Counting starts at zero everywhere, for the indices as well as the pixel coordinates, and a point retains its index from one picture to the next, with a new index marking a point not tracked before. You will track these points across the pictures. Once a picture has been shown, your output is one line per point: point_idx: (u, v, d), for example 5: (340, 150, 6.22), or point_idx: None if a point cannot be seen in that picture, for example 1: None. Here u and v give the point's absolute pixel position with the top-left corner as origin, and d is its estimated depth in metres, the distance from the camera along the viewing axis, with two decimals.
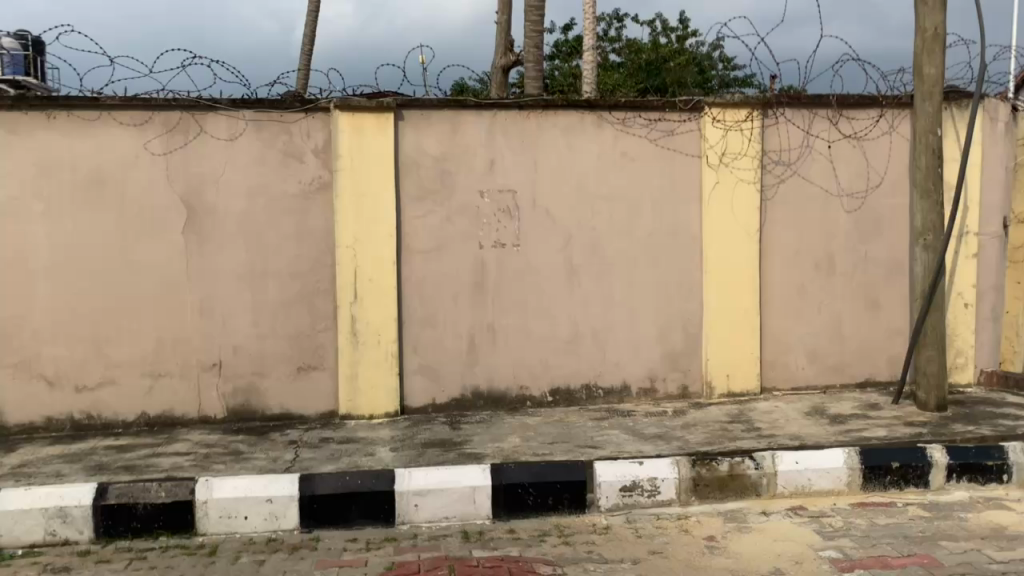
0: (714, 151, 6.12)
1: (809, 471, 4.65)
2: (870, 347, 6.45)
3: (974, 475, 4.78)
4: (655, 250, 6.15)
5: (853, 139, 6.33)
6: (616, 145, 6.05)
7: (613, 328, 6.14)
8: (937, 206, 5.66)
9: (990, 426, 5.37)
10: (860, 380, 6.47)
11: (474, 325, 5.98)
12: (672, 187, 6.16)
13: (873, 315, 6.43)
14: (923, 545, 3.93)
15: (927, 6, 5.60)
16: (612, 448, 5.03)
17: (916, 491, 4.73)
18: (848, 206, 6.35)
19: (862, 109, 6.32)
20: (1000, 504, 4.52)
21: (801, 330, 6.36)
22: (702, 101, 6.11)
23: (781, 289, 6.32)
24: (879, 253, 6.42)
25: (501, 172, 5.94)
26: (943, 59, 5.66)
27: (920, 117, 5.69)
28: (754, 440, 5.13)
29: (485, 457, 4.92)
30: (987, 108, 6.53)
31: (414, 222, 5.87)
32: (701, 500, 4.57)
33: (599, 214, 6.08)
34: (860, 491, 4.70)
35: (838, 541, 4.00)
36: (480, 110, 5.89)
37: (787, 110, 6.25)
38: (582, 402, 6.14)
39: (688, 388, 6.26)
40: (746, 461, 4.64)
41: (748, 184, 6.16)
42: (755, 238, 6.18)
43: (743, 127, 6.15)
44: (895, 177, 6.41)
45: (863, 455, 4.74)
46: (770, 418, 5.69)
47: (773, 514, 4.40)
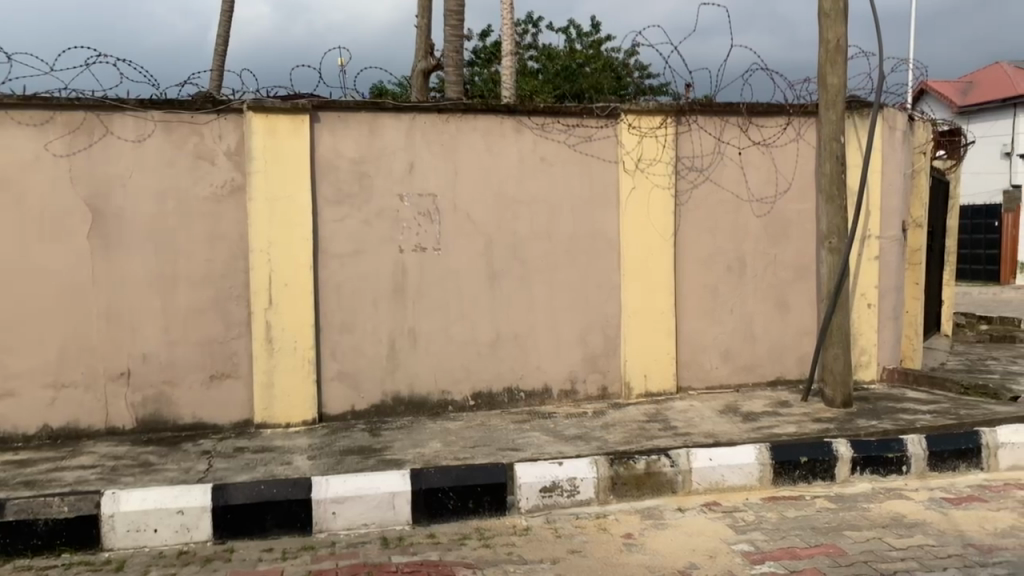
0: (630, 157, 6.24)
1: (722, 467, 4.78)
2: (780, 347, 6.67)
3: (877, 467, 5.00)
4: (573, 254, 6.23)
5: (762, 146, 6.55)
6: (536, 150, 6.11)
7: (533, 331, 6.18)
8: (841, 210, 5.90)
9: (891, 420, 5.63)
10: (772, 379, 6.68)
11: (394, 330, 5.94)
12: (590, 191, 6.24)
13: (782, 316, 6.65)
14: (829, 535, 4.09)
15: (830, 18, 5.85)
16: (532, 450, 5.07)
17: (823, 484, 4.92)
18: (758, 210, 6.57)
19: (770, 117, 6.55)
20: (900, 494, 4.74)
21: (715, 331, 6.53)
22: (618, 107, 6.23)
23: (695, 291, 6.48)
24: (787, 256, 6.65)
25: (421, 176, 5.92)
26: (845, 69, 5.91)
27: (825, 125, 5.92)
28: (670, 439, 5.24)
29: (405, 463, 4.89)
30: (886, 117, 6.85)
31: (331, 226, 5.79)
32: (619, 499, 4.64)
33: (519, 218, 6.12)
34: (771, 486, 4.85)
35: (749, 535, 4.12)
36: (399, 113, 5.86)
37: (699, 117, 6.42)
38: (504, 406, 6.16)
39: (607, 389, 6.35)
40: (662, 459, 4.74)
41: (663, 189, 6.30)
42: (670, 242, 6.32)
43: (657, 133, 6.29)
44: (802, 183, 6.65)
45: (773, 451, 4.90)
46: (686, 417, 5.82)
47: (688, 510, 4.51)
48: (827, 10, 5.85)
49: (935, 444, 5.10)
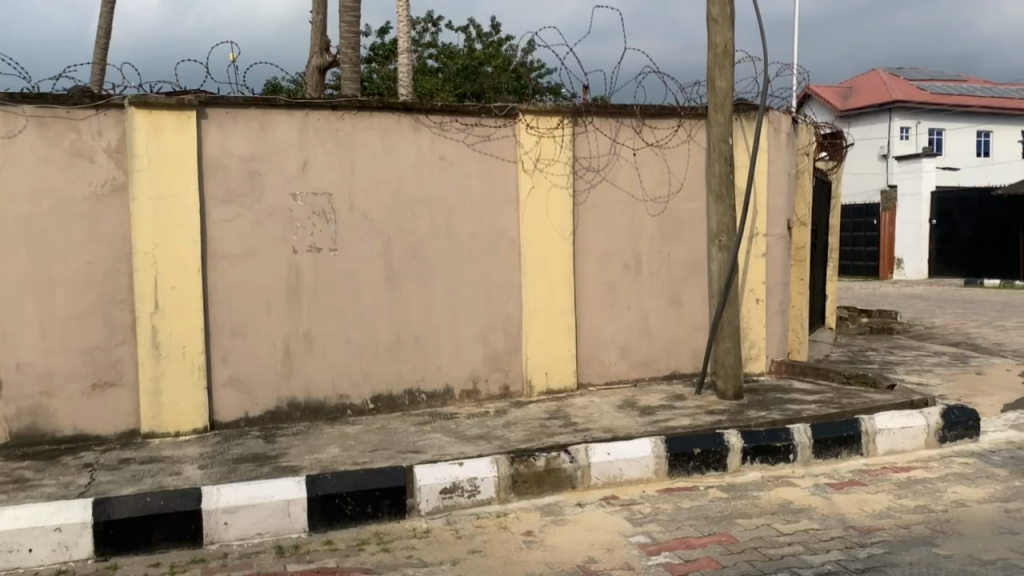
0: (529, 157, 6.27)
1: (619, 461, 4.86)
2: (675, 342, 6.85)
3: (766, 456, 5.18)
4: (473, 253, 6.22)
5: (655, 147, 6.70)
6: (433, 149, 6.06)
7: (434, 331, 6.14)
8: (730, 209, 6.11)
9: (779, 410, 5.85)
10: (667, 373, 6.85)
11: (289, 333, 5.79)
12: (489, 191, 6.25)
13: (676, 312, 6.83)
14: (721, 524, 4.21)
15: (717, 23, 6.03)
16: (433, 451, 5.03)
17: (716, 475, 5.07)
18: (652, 210, 6.72)
19: (663, 119, 6.71)
20: (787, 481, 4.94)
21: (613, 328, 6.65)
22: (516, 107, 6.26)
23: (594, 289, 6.58)
24: (681, 254, 6.83)
25: (315, 174, 5.79)
26: (733, 73, 6.11)
27: (714, 127, 6.12)
28: (570, 435, 5.30)
29: (302, 469, 4.77)
30: (772, 119, 7.13)
31: (220, 227, 5.60)
32: (519, 497, 4.66)
33: (418, 217, 6.06)
34: (667, 478, 4.97)
35: (646, 527, 4.21)
36: (291, 110, 5.72)
37: (595, 118, 6.52)
38: (404, 408, 6.09)
39: (509, 388, 6.37)
40: (561, 455, 4.79)
41: (560, 188, 6.37)
42: (568, 241, 6.40)
43: (555, 134, 6.35)
44: (693, 182, 6.85)
45: (668, 443, 5.02)
46: (586, 413, 5.90)
47: (587, 505, 4.56)
48: (715, 15, 6.04)
49: (818, 432, 5.34)
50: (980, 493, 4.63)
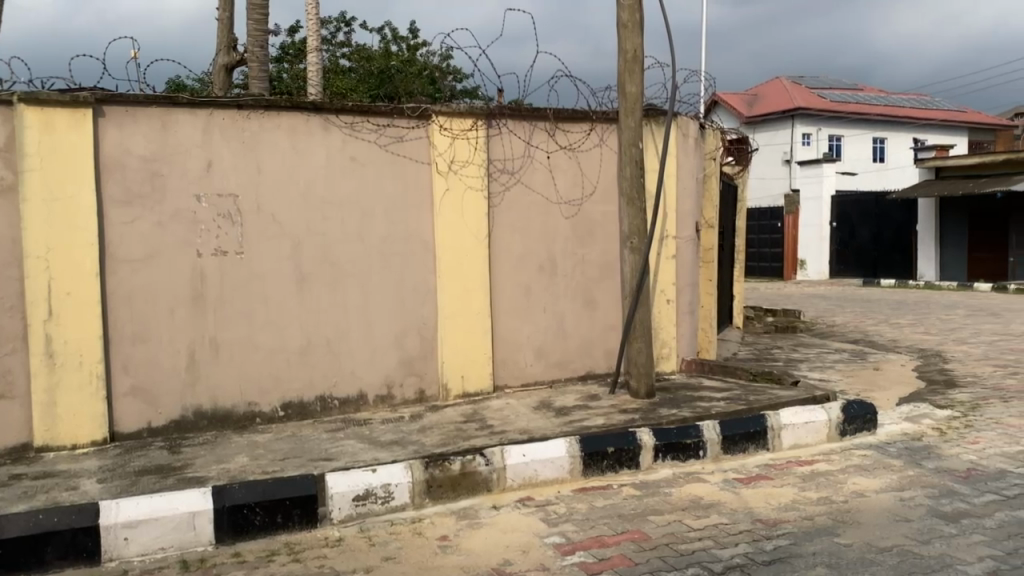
0: (442, 158, 6.23)
1: (534, 462, 4.88)
2: (589, 343, 6.93)
3: (677, 453, 5.29)
4: (387, 256, 6.13)
5: (568, 151, 6.77)
6: (344, 149, 5.96)
7: (347, 336, 6.04)
8: (641, 212, 6.21)
9: (690, 408, 5.99)
10: (582, 374, 6.92)
11: (194, 339, 5.59)
12: (403, 193, 6.17)
13: (590, 313, 6.91)
14: (634, 521, 4.27)
15: (627, 29, 6.13)
16: (346, 458, 4.94)
17: (630, 473, 5.14)
18: (566, 212, 6.78)
19: (575, 123, 6.78)
20: (698, 477, 5.05)
21: (528, 330, 6.67)
22: (429, 109, 6.21)
23: (508, 292, 6.59)
24: (594, 256, 6.92)
25: (220, 175, 5.61)
26: (642, 79, 6.22)
27: (625, 131, 6.22)
28: (486, 438, 5.29)
29: (209, 480, 4.61)
30: (680, 125, 7.29)
31: (119, 229, 5.36)
32: (434, 501, 4.62)
33: (329, 220, 5.95)
34: (581, 478, 5.01)
35: (561, 527, 4.23)
36: (194, 109, 5.53)
37: (509, 121, 6.53)
38: (316, 415, 5.96)
39: (425, 392, 6.31)
40: (476, 458, 4.77)
41: (475, 191, 6.36)
42: (483, 244, 6.39)
43: (469, 136, 6.33)
44: (606, 186, 6.94)
45: (582, 443, 5.07)
46: (502, 415, 5.90)
47: (503, 507, 4.56)
48: (624, 20, 6.13)
49: (727, 429, 5.48)
50: (878, 483, 4.83)
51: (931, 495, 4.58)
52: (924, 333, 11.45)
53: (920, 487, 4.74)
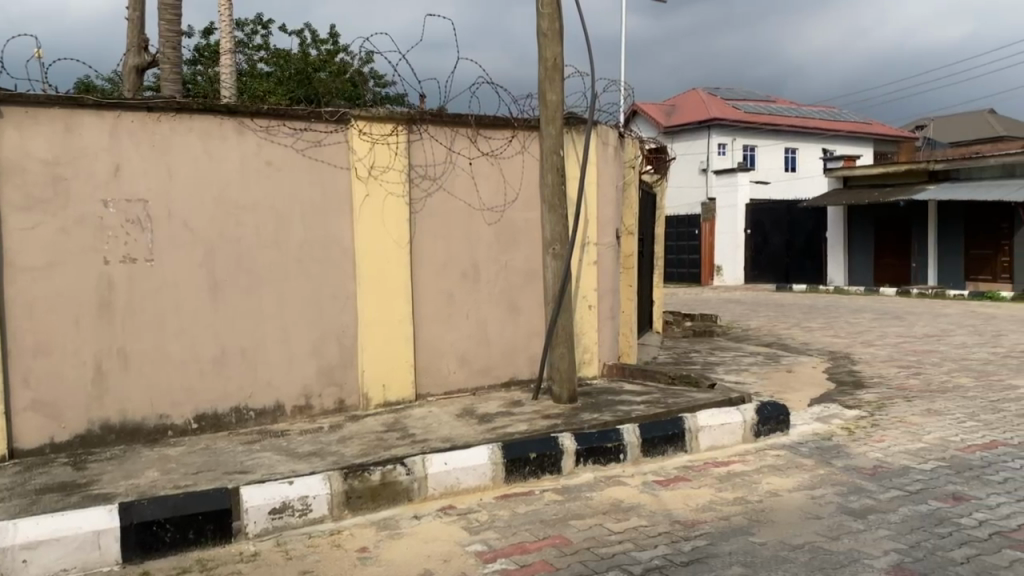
0: (362, 164, 6.15)
1: (456, 470, 4.85)
2: (512, 349, 6.94)
3: (598, 457, 5.33)
4: (305, 263, 6.01)
5: (490, 157, 6.77)
6: (260, 153, 5.82)
7: (263, 345, 5.89)
8: (563, 219, 6.25)
9: (611, 412, 6.05)
10: (505, 380, 6.93)
11: (100, 350, 5.36)
12: (321, 199, 6.06)
13: (513, 319, 6.93)
14: (556, 526, 4.29)
15: (547, 37, 6.18)
16: (262, 471, 4.81)
17: (552, 478, 5.16)
18: (488, 219, 6.79)
19: (497, 129, 6.79)
20: (618, 480, 5.10)
21: (451, 337, 6.64)
22: (348, 113, 6.12)
23: (430, 299, 6.54)
24: (516, 263, 6.94)
25: (128, 180, 5.41)
26: (563, 87, 6.26)
27: (546, 138, 6.25)
28: (407, 447, 5.23)
29: (117, 496, 4.42)
30: (600, 133, 7.38)
31: (19, 236, 5.11)
32: (353, 513, 4.53)
33: (244, 225, 5.80)
34: (503, 485, 5.00)
35: (483, 534, 4.21)
36: (100, 110, 5.31)
37: (430, 126, 6.49)
38: (231, 427, 5.80)
39: (345, 402, 6.21)
40: (397, 468, 4.72)
41: (396, 197, 6.30)
42: (404, 251, 6.34)
43: (389, 141, 6.26)
44: (528, 193, 6.98)
45: (504, 450, 5.06)
46: (424, 423, 5.84)
47: (424, 516, 4.51)
48: (545, 29, 6.18)
49: (646, 432, 5.57)
50: (790, 482, 4.98)
51: (840, 493, 4.74)
52: (833, 336, 11.88)
53: (830, 485, 4.90)
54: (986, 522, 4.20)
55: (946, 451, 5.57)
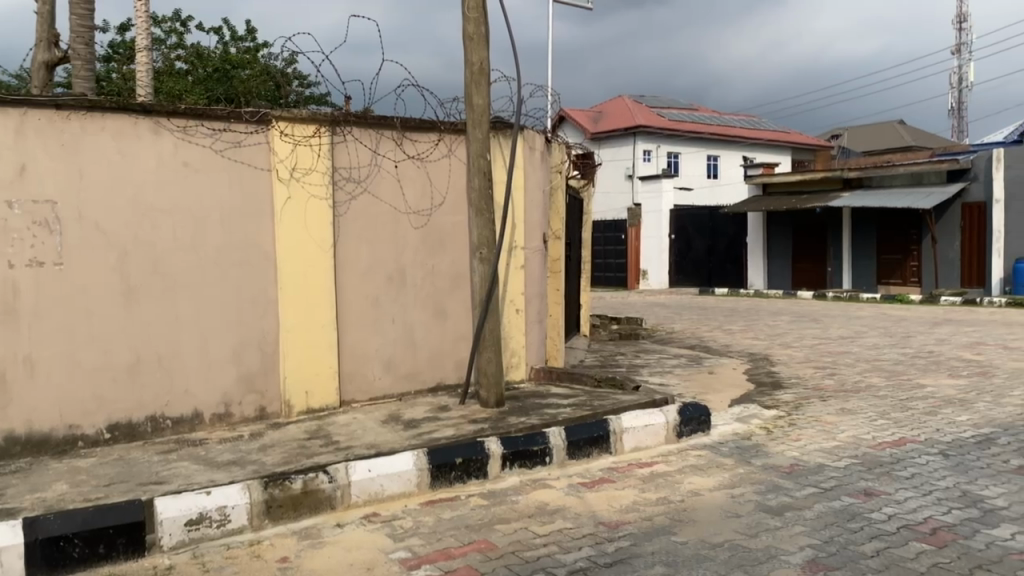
0: (284, 165, 6.03)
1: (380, 477, 4.79)
2: (438, 354, 6.91)
3: (524, 461, 5.34)
4: (224, 267, 5.86)
5: (416, 161, 6.72)
6: (176, 154, 5.64)
7: (180, 352, 5.72)
8: (490, 223, 6.24)
9: (538, 415, 6.07)
10: (431, 386, 6.89)
11: (4, 358, 5.11)
12: (241, 201, 5.91)
13: (439, 324, 6.90)
14: (481, 531, 4.27)
15: (473, 41, 6.16)
16: (179, 481, 4.66)
17: (477, 483, 5.14)
18: (414, 222, 6.74)
19: (423, 132, 6.75)
20: (543, 484, 5.12)
21: (376, 342, 6.57)
22: (269, 114, 5.99)
23: (355, 304, 6.45)
24: (443, 267, 6.91)
25: (35, 180, 5.17)
26: (489, 91, 6.25)
27: (472, 142, 6.22)
28: (331, 454, 5.14)
29: (22, 511, 4.21)
30: (527, 138, 7.40)
31: None
32: (274, 523, 4.43)
33: (160, 228, 5.61)
34: (429, 491, 4.96)
35: (407, 541, 4.16)
36: (4, 107, 5.06)
37: (354, 128, 6.40)
38: (147, 436, 5.60)
39: (265, 409, 6.07)
40: (319, 476, 4.63)
41: (319, 199, 6.20)
42: (328, 255, 6.23)
43: (311, 142, 6.15)
44: (454, 197, 6.97)
45: (429, 455, 5.02)
46: (348, 430, 5.76)
47: (347, 524, 4.44)
48: (471, 33, 6.17)
49: (572, 434, 5.61)
50: (711, 481, 5.08)
51: (759, 491, 4.86)
52: (753, 339, 12.19)
53: (749, 483, 5.02)
54: (895, 516, 4.36)
55: (858, 448, 5.77)
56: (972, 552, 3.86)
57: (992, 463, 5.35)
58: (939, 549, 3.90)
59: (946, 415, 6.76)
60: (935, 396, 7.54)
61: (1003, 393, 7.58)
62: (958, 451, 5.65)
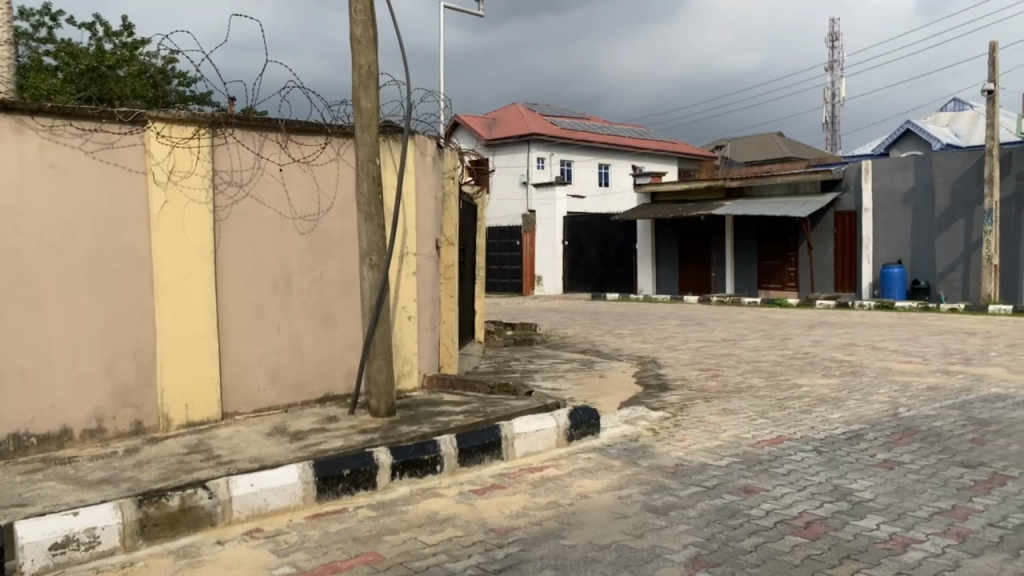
0: (160, 168, 5.78)
1: (264, 492, 4.63)
2: (326, 363, 6.76)
3: (415, 470, 5.29)
4: (96, 274, 5.55)
5: (302, 164, 6.57)
6: (42, 155, 5.30)
7: (47, 365, 5.37)
8: (380, 228, 6.13)
9: (429, 423, 6.02)
10: (320, 396, 6.74)
11: None
12: (115, 204, 5.62)
13: (327, 332, 6.75)
14: (368, 543, 4.20)
15: (361, 44, 6.07)
16: (44, 503, 4.37)
17: (366, 494, 5.05)
18: (300, 227, 6.58)
19: (309, 135, 6.61)
20: (434, 492, 5.07)
21: (261, 351, 6.37)
22: (144, 114, 5.72)
23: (237, 313, 6.24)
24: (331, 273, 6.78)
25: None
26: (377, 95, 6.16)
27: (360, 146, 6.10)
28: (212, 469, 4.94)
29: None
30: (418, 143, 7.35)
31: None
32: (149, 542, 4.22)
33: (24, 233, 5.25)
34: (315, 503, 4.83)
35: (291, 557, 4.04)
36: None
37: (236, 130, 6.20)
38: (9, 456, 5.22)
39: (142, 424, 5.78)
40: (199, 492, 4.44)
41: (198, 203, 5.96)
42: (208, 261, 6.01)
43: (190, 145, 5.92)
44: (342, 201, 6.84)
45: (315, 468, 4.90)
46: (230, 443, 5.55)
47: (228, 542, 4.27)
48: (358, 35, 6.08)
49: (463, 442, 5.59)
50: (600, 484, 5.16)
51: (645, 492, 4.96)
52: (642, 343, 12.50)
53: (636, 484, 5.12)
54: (773, 512, 4.55)
55: (739, 447, 5.98)
56: (841, 543, 4.06)
57: (860, 457, 5.66)
58: (811, 542, 4.08)
59: (819, 413, 7.11)
60: (809, 395, 7.93)
61: (870, 391, 8.05)
62: (830, 447, 5.95)
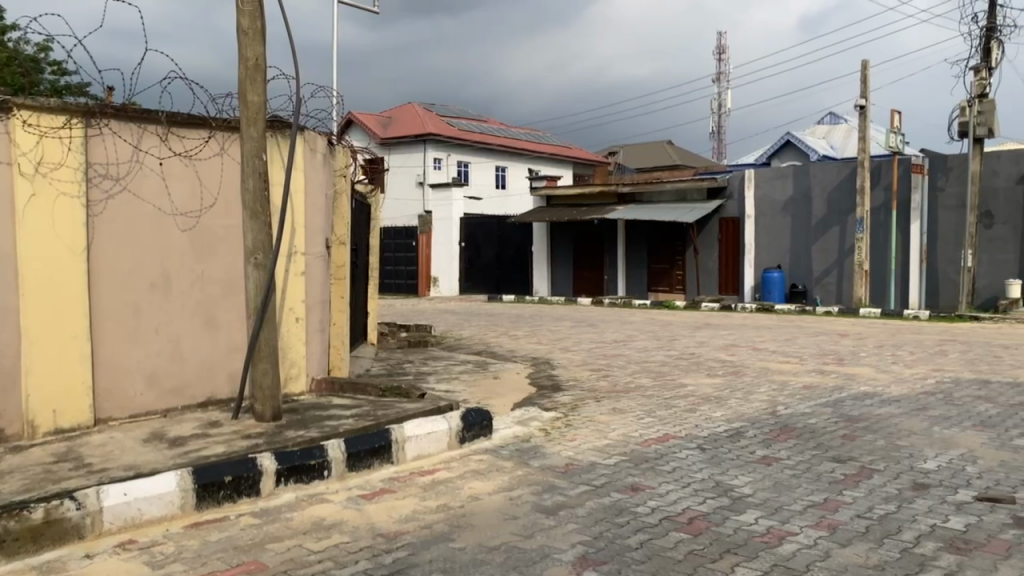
0: (27, 159, 5.41)
1: (137, 501, 4.41)
2: (208, 366, 6.50)
3: (300, 476, 5.15)
4: None
5: (184, 158, 6.30)
6: None
7: None
8: (266, 227, 5.95)
9: (317, 428, 5.87)
10: (201, 400, 6.47)
11: None
12: None
13: (210, 333, 6.50)
14: (250, 552, 4.05)
15: (248, 36, 5.87)
16: None
17: (249, 501, 4.87)
18: (181, 224, 6.31)
19: (192, 129, 6.34)
20: (320, 498, 4.95)
21: (137, 354, 6.07)
22: (9, 100, 5.35)
23: (111, 313, 5.92)
24: (214, 272, 6.53)
25: None
26: (264, 89, 5.96)
27: (246, 141, 5.89)
28: (82, 478, 4.66)
29: None
30: (308, 139, 7.16)
31: None
32: (8, 559, 3.94)
33: None
34: (194, 512, 4.63)
35: (168, 568, 3.86)
36: None
37: (112, 121, 5.88)
38: None
39: (3, 432, 5.38)
40: (66, 503, 4.18)
41: (69, 197, 5.63)
42: (80, 258, 5.68)
43: (61, 135, 5.58)
44: (227, 198, 6.60)
45: (194, 475, 4.70)
46: (103, 451, 5.26)
47: (97, 555, 4.04)
48: (245, 27, 5.87)
49: (351, 446, 5.48)
50: (490, 485, 5.16)
51: (535, 492, 4.99)
52: (535, 344, 12.62)
53: (526, 485, 5.15)
54: (658, 509, 4.66)
55: (627, 446, 6.11)
56: (722, 538, 4.20)
57: (741, 454, 5.88)
58: (694, 537, 4.20)
59: (704, 411, 7.35)
60: (695, 394, 8.18)
61: (751, 390, 8.37)
62: (713, 445, 6.15)
